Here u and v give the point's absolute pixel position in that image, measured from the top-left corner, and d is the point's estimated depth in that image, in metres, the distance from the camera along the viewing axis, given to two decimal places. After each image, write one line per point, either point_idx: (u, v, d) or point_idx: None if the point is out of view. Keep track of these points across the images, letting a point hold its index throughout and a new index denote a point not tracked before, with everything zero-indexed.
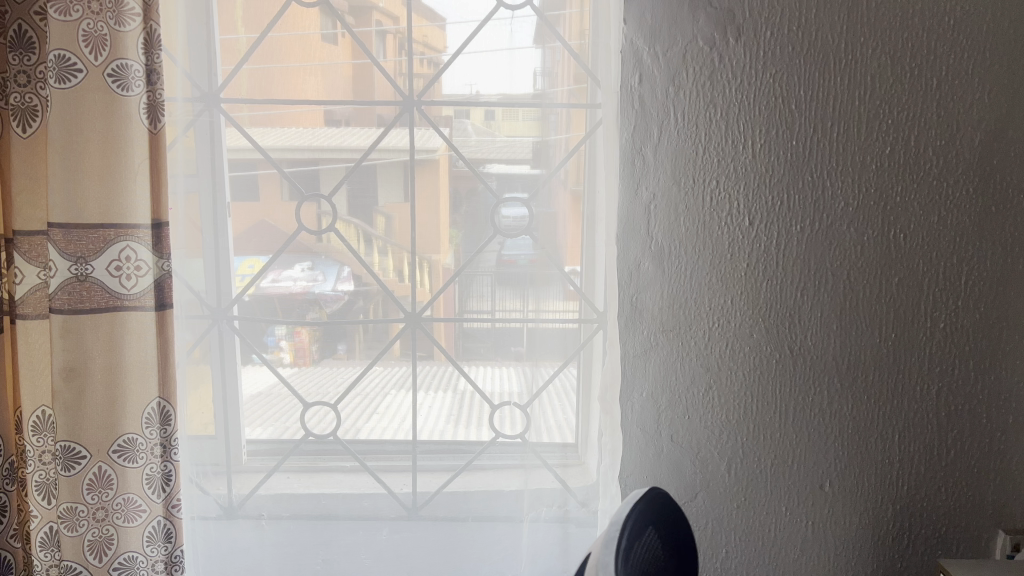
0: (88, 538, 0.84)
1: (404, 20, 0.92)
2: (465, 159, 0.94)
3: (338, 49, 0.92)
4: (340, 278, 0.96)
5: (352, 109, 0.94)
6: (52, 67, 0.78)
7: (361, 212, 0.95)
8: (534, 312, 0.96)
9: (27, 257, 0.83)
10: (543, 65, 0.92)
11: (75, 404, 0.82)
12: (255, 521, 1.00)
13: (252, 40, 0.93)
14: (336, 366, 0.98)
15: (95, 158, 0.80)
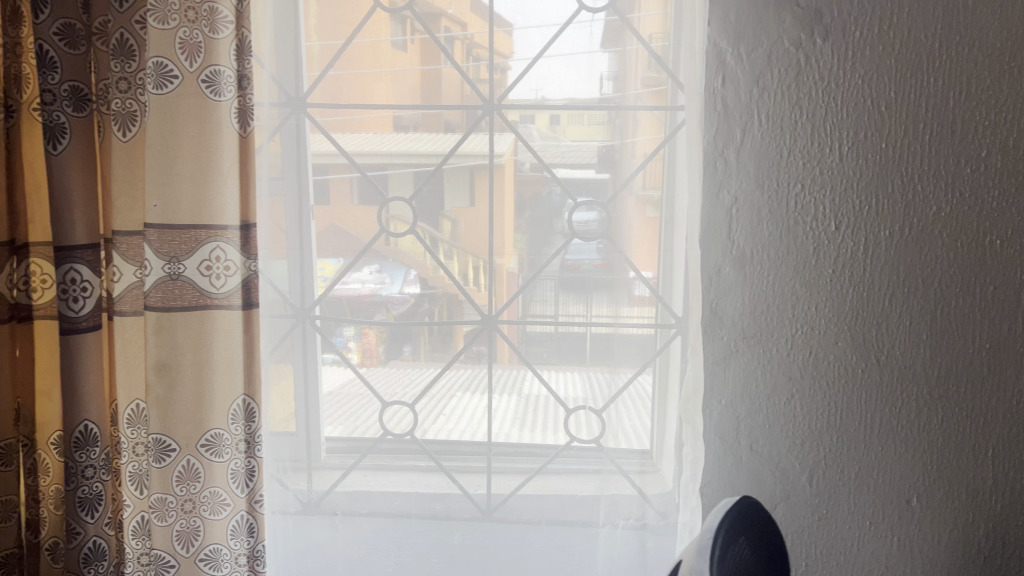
0: (176, 528, 0.86)
1: (471, 26, 0.93)
2: (530, 163, 0.94)
3: (408, 55, 0.94)
4: (406, 280, 0.98)
5: (419, 115, 0.95)
6: (151, 73, 0.81)
7: (428, 216, 0.97)
8: (613, 318, 0.95)
9: (125, 256, 0.87)
10: (611, 69, 0.92)
11: (166, 398, 0.85)
12: (330, 520, 1.02)
13: (336, 46, 0.95)
14: (403, 367, 0.99)
15: (187, 161, 0.83)
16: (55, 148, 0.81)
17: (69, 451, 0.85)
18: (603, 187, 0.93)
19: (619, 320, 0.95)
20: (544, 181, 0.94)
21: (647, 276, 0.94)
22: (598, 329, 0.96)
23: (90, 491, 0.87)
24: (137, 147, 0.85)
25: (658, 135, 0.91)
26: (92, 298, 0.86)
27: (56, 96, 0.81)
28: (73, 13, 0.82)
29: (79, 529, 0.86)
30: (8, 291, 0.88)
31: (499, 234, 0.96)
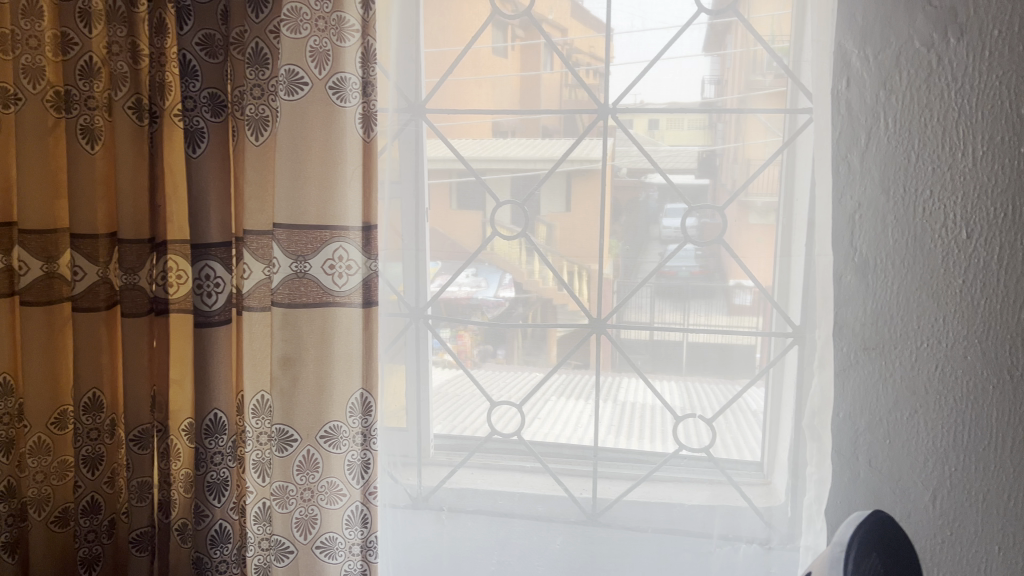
0: (295, 515, 0.91)
1: (571, 31, 0.94)
2: (626, 168, 0.94)
3: (508, 62, 0.96)
4: (501, 285, 0.99)
5: (518, 120, 0.97)
6: (283, 80, 0.85)
7: (523, 220, 0.98)
8: (718, 328, 0.95)
9: (253, 252, 0.92)
10: (713, 73, 0.91)
11: (290, 390, 0.89)
12: (437, 515, 1.04)
13: (456, 53, 0.97)
14: (496, 370, 1.01)
15: (316, 164, 0.87)
16: (195, 152, 0.86)
17: (200, 437, 0.91)
18: (702, 194, 0.93)
19: (717, 327, 0.95)
20: (642, 186, 0.94)
21: (743, 285, 0.93)
22: (700, 338, 0.95)
23: (218, 476, 0.92)
24: (268, 150, 0.89)
25: (768, 138, 0.91)
26: (225, 293, 0.90)
27: (197, 103, 0.86)
28: (213, 24, 0.87)
29: (206, 512, 0.91)
30: (147, 286, 0.94)
31: (607, 236, 0.96)
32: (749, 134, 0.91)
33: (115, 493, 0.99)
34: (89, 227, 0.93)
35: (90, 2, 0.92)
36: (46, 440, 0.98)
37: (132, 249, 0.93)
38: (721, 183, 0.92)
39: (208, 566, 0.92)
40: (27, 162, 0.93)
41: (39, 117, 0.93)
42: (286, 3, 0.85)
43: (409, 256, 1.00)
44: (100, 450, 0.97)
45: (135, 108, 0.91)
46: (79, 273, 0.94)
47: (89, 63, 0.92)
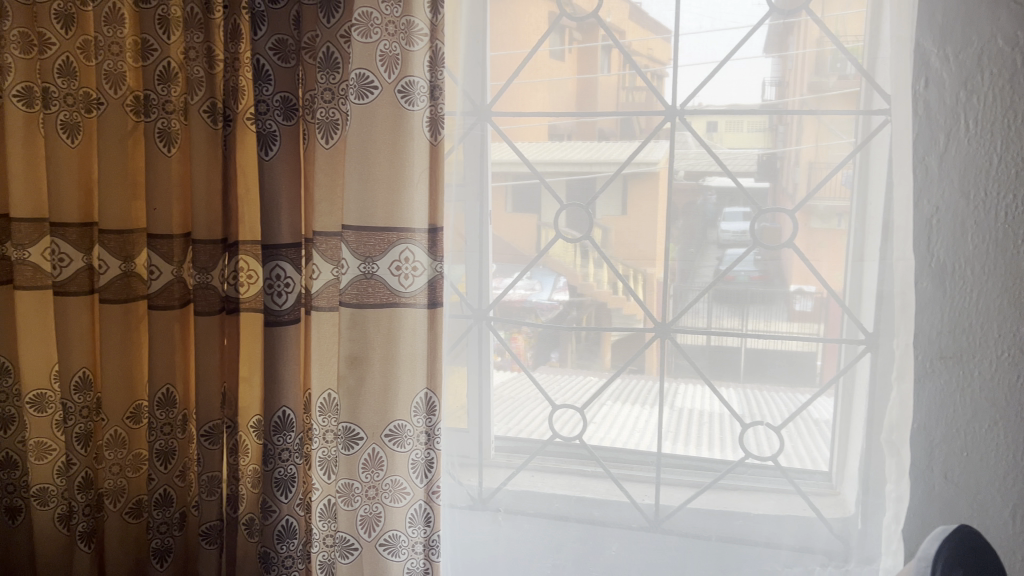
0: (360, 512, 0.93)
1: (629, 34, 0.94)
2: (683, 171, 0.93)
3: (564, 65, 0.96)
4: (556, 288, 0.99)
5: (574, 123, 0.96)
6: (353, 84, 0.87)
7: (578, 224, 0.97)
8: (775, 335, 0.92)
9: (322, 253, 0.93)
10: (775, 73, 0.89)
11: (356, 389, 0.91)
12: (492, 516, 1.03)
13: (523, 55, 0.97)
14: (550, 374, 1.00)
15: (384, 167, 0.88)
16: (267, 154, 0.88)
17: (268, 434, 0.92)
18: (763, 197, 0.91)
19: (776, 335, 0.92)
20: (699, 189, 0.93)
21: (804, 290, 0.91)
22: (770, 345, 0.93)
23: (285, 472, 0.94)
24: (337, 153, 0.91)
25: (833, 140, 0.89)
26: (294, 293, 0.92)
27: (269, 106, 0.88)
28: (286, 30, 0.89)
29: (274, 507, 0.93)
30: (219, 285, 0.97)
31: (662, 240, 0.95)
32: (810, 136, 0.89)
33: (185, 487, 1.02)
34: (165, 227, 0.96)
35: (169, 9, 0.94)
36: (122, 433, 1.02)
37: (205, 248, 0.95)
38: (785, 194, 0.91)
39: (275, 561, 0.94)
40: (108, 163, 0.96)
41: (119, 120, 0.96)
42: (356, 8, 0.86)
43: (472, 258, 1.00)
44: (173, 444, 1.00)
45: (209, 112, 0.93)
46: (155, 271, 0.97)
47: (167, 68, 0.95)
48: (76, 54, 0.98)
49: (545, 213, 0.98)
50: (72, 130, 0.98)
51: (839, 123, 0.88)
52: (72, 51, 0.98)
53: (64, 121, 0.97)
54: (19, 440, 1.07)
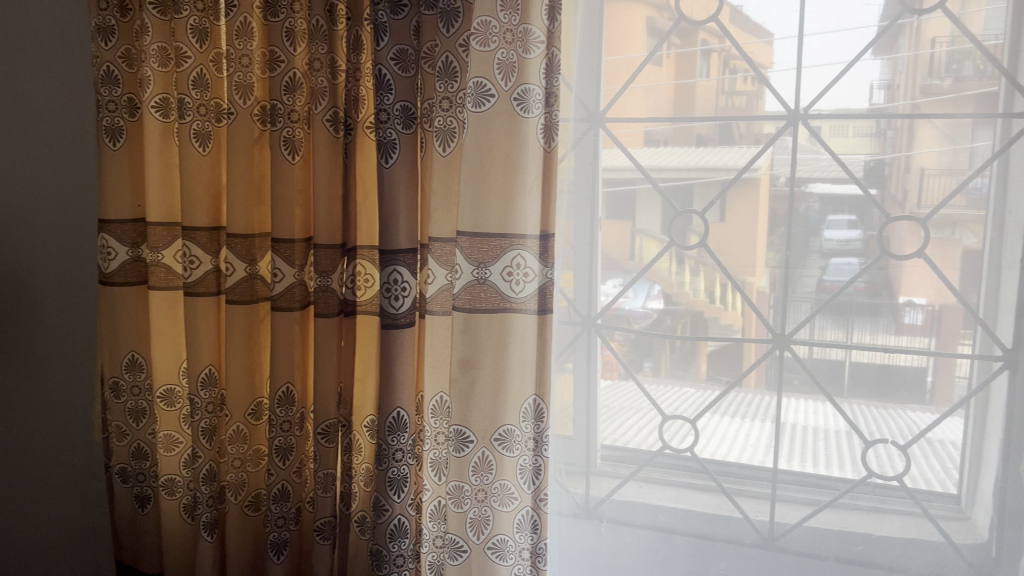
0: (470, 515, 0.94)
1: (730, 38, 0.91)
2: (787, 178, 0.91)
3: (662, 70, 0.94)
4: (649, 295, 0.98)
5: (670, 129, 0.95)
6: (471, 92, 0.88)
7: (675, 232, 0.96)
8: (882, 347, 0.89)
9: (437, 259, 0.96)
10: (884, 77, 0.86)
11: (467, 392, 0.92)
12: (596, 527, 1.03)
13: (638, 60, 0.95)
14: (647, 385, 0.99)
15: (499, 174, 0.89)
16: (387, 162, 0.91)
17: (384, 433, 0.95)
18: (867, 204, 0.88)
19: (886, 347, 0.89)
20: (797, 197, 0.90)
21: (914, 303, 0.87)
22: (895, 361, 0.88)
23: (398, 472, 0.96)
24: (454, 159, 0.93)
25: (956, 144, 0.85)
26: (410, 297, 0.94)
27: (390, 115, 0.91)
28: (407, 40, 0.91)
29: (387, 506, 0.95)
30: (338, 288, 1.00)
31: (762, 249, 0.92)
32: (923, 141, 0.85)
33: (301, 483, 1.06)
34: (288, 232, 1.00)
35: (294, 23, 0.99)
36: (244, 429, 1.06)
37: (327, 252, 0.99)
38: (889, 203, 0.87)
39: (387, 560, 0.96)
40: (236, 170, 1.00)
41: (248, 130, 1.00)
42: (476, 17, 0.87)
43: (582, 267, 1.00)
44: (291, 440, 1.03)
45: (332, 121, 0.97)
46: (279, 274, 1.00)
47: (292, 79, 0.99)
48: (208, 67, 1.04)
49: (639, 220, 0.97)
50: (203, 138, 1.03)
51: (957, 127, 0.84)
52: (205, 64, 1.03)
53: (197, 131, 1.03)
54: (148, 433, 1.13)
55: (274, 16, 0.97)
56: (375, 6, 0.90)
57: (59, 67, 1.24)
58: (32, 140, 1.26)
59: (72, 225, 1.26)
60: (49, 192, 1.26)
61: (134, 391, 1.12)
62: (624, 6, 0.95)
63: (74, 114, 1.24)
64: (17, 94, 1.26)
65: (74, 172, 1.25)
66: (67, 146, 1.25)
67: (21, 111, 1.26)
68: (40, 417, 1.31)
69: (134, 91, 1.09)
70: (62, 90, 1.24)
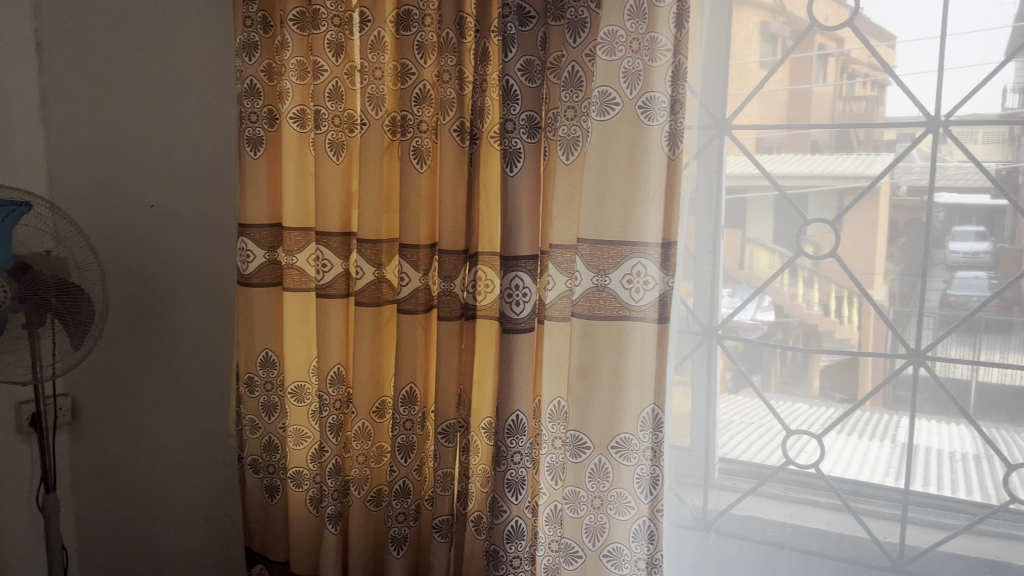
0: (586, 521, 0.95)
1: (850, 41, 0.89)
2: (907, 187, 0.88)
3: (778, 75, 0.93)
4: (759, 307, 0.96)
5: (785, 135, 0.93)
6: (595, 101, 0.90)
7: (786, 240, 0.94)
8: (1014, 367, 0.84)
9: (557, 266, 0.96)
10: (1018, 80, 0.81)
11: (585, 399, 0.93)
12: (703, 538, 1.02)
13: (762, 65, 0.93)
14: (764, 398, 0.97)
15: (621, 183, 0.90)
16: (512, 170, 0.93)
17: (503, 436, 0.97)
18: (998, 215, 0.83)
19: (1016, 368, 0.84)
20: (925, 207, 0.87)
21: None
22: None
23: (516, 474, 0.97)
24: (577, 167, 0.94)
25: None
26: (530, 303, 0.96)
27: (516, 124, 0.93)
28: (534, 51, 0.93)
29: (505, 507, 0.97)
30: (460, 293, 1.04)
31: (881, 260, 0.89)
32: None
33: (422, 479, 1.10)
34: (415, 237, 1.04)
35: (425, 36, 1.03)
36: (369, 426, 1.11)
37: (450, 258, 1.02)
38: None
39: (503, 560, 0.98)
40: (368, 179, 1.05)
41: (379, 139, 1.05)
42: (603, 27, 0.89)
43: (705, 276, 0.99)
44: (413, 438, 1.07)
45: (458, 131, 1.00)
46: (406, 278, 1.04)
47: (422, 90, 1.02)
48: (343, 79, 1.09)
49: (750, 228, 0.96)
50: (337, 147, 1.09)
51: None
52: (340, 76, 1.09)
53: (332, 140, 1.09)
54: (279, 426, 1.19)
55: (406, 29, 1.01)
56: (505, 18, 0.92)
57: (205, 81, 1.33)
58: (177, 148, 1.36)
59: (211, 227, 1.35)
60: (191, 197, 1.35)
61: (268, 386, 1.19)
62: (737, 10, 0.94)
63: (217, 126, 1.33)
64: (163, 107, 1.36)
65: (213, 177, 1.33)
66: (207, 153, 1.34)
67: (168, 122, 1.36)
68: (180, 407, 1.40)
69: (274, 102, 1.15)
70: (204, 102, 1.34)
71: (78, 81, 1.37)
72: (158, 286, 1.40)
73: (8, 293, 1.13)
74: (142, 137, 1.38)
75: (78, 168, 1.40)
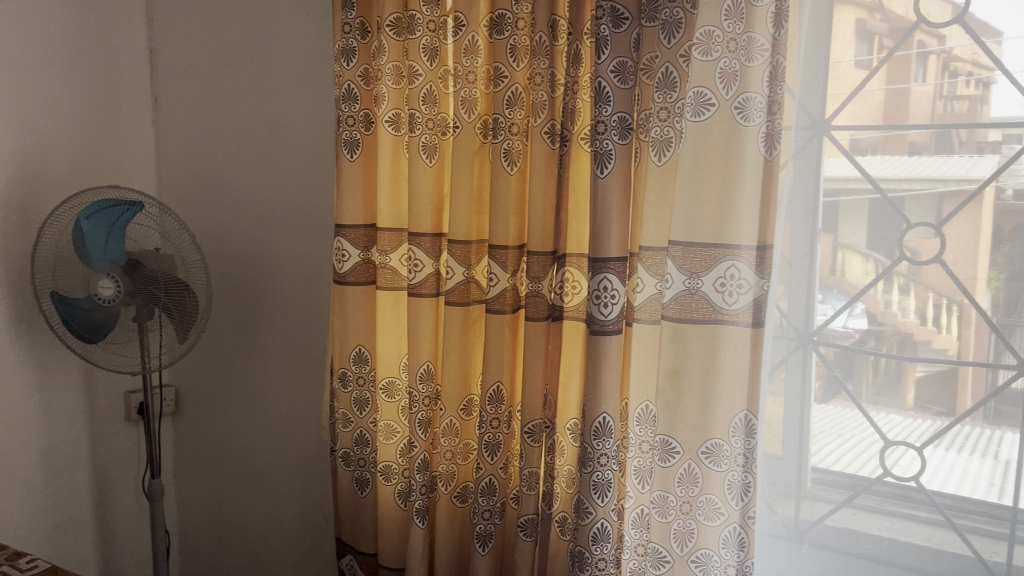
0: (674, 526, 0.94)
1: (952, 39, 0.85)
2: (1014, 190, 0.83)
3: (874, 75, 0.90)
4: (852, 314, 0.94)
5: (880, 136, 0.90)
6: (691, 102, 0.89)
7: (882, 245, 0.91)
8: None
9: (647, 268, 0.96)
10: None
11: (674, 403, 0.93)
12: (796, 549, 0.99)
13: (857, 65, 0.91)
14: (860, 408, 0.94)
15: (715, 184, 0.89)
16: (602, 172, 0.93)
17: (590, 437, 0.97)
18: None
19: None
20: None
21: None
22: None
23: (602, 476, 0.97)
24: (669, 169, 0.93)
25: None
26: (618, 305, 0.95)
27: (607, 126, 0.93)
28: (627, 53, 0.93)
29: (591, 510, 0.97)
30: (548, 294, 1.04)
31: (984, 266, 0.85)
32: None
33: (507, 478, 1.11)
34: (504, 239, 1.05)
35: (518, 39, 1.03)
36: (457, 423, 1.13)
37: (539, 259, 1.03)
38: None
39: (589, 562, 0.98)
40: (460, 181, 1.07)
41: (470, 142, 1.07)
42: (699, 28, 0.88)
43: (799, 281, 0.96)
44: (499, 437, 1.09)
45: (549, 133, 1.01)
46: (495, 279, 1.06)
47: (514, 93, 1.03)
48: (437, 83, 1.12)
49: (844, 233, 0.93)
50: (431, 151, 1.12)
51: None
52: (435, 80, 1.12)
53: (426, 143, 1.11)
54: (370, 421, 1.23)
55: (500, 33, 1.03)
56: (598, 20, 0.92)
57: (296, 85, 1.36)
58: (276, 150, 1.40)
59: (305, 229, 1.37)
60: (288, 198, 1.39)
61: (360, 381, 1.22)
62: (832, 7, 0.91)
63: (307, 127, 1.36)
64: (264, 111, 1.41)
65: (307, 179, 1.36)
66: (303, 156, 1.37)
67: (269, 125, 1.40)
68: (275, 400, 1.45)
69: (370, 106, 1.19)
70: (297, 103, 1.36)
71: (191, 86, 1.49)
72: (256, 284, 1.45)
73: (121, 287, 1.20)
74: (247, 140, 1.44)
75: (188, 163, 1.52)
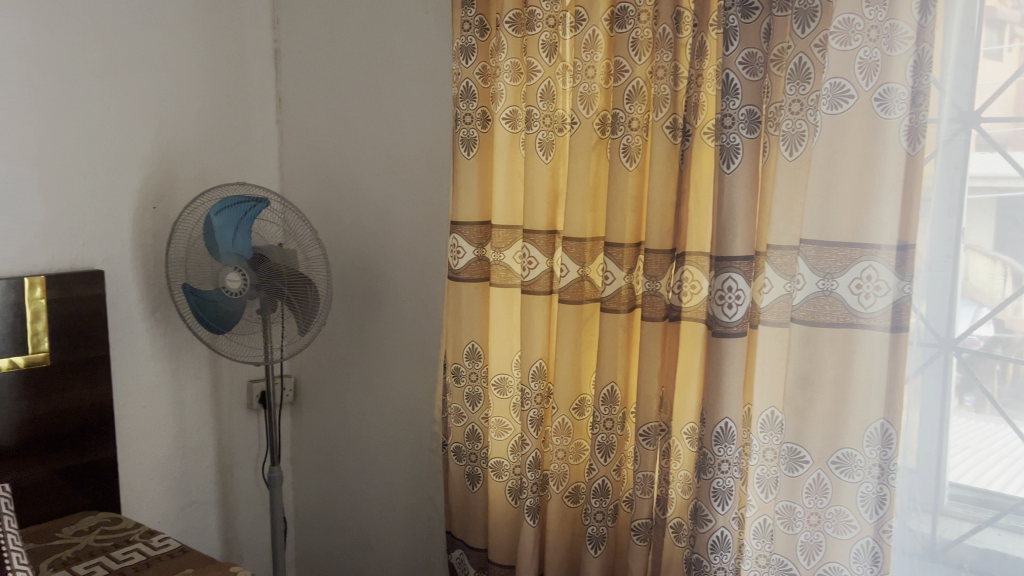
0: (800, 538, 0.91)
1: None
2: None
3: (1005, 67, 0.83)
4: (977, 320, 0.87)
5: (1012, 132, 0.84)
6: (827, 94, 0.85)
7: (1012, 247, 0.85)
8: None
9: (776, 267, 0.92)
10: None
11: (803, 410, 0.89)
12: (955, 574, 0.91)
13: (989, 54, 0.84)
14: (1005, 422, 0.87)
15: (851, 181, 0.85)
16: (728, 167, 0.90)
17: (710, 443, 0.94)
18: None
19: None
20: None
21: None
22: None
23: (723, 484, 0.94)
24: (801, 164, 0.89)
25: None
26: (744, 306, 0.92)
27: (735, 119, 0.89)
28: (756, 43, 0.88)
29: (710, 517, 0.94)
30: (665, 293, 1.01)
31: None
32: None
33: (620, 480, 1.09)
34: (620, 236, 1.03)
35: (640, 32, 1.01)
36: (569, 422, 1.12)
37: (657, 258, 1.00)
38: None
39: (706, 570, 0.95)
40: (576, 178, 1.06)
41: (588, 139, 1.05)
42: (837, 15, 0.84)
43: (942, 284, 0.88)
44: (613, 438, 1.07)
45: (671, 127, 0.98)
46: (610, 277, 1.04)
47: (635, 87, 1.01)
48: (555, 80, 1.10)
49: (970, 234, 0.87)
50: (547, 147, 1.11)
51: None
52: (553, 77, 1.10)
53: (543, 140, 1.11)
54: (482, 417, 1.23)
55: (622, 26, 1.00)
56: (727, 10, 0.88)
57: (411, 84, 1.38)
58: (394, 148, 1.42)
59: (419, 225, 1.40)
60: (405, 195, 1.41)
61: (473, 377, 1.23)
62: None
63: (421, 126, 1.38)
64: (382, 109, 1.43)
65: (421, 176, 1.39)
66: (419, 153, 1.38)
67: (387, 123, 1.43)
68: (389, 392, 1.48)
69: (487, 104, 1.18)
70: (411, 103, 1.39)
71: (311, 87, 1.54)
72: (373, 279, 1.48)
73: (247, 280, 1.24)
74: (366, 137, 1.47)
75: (309, 161, 1.57)
